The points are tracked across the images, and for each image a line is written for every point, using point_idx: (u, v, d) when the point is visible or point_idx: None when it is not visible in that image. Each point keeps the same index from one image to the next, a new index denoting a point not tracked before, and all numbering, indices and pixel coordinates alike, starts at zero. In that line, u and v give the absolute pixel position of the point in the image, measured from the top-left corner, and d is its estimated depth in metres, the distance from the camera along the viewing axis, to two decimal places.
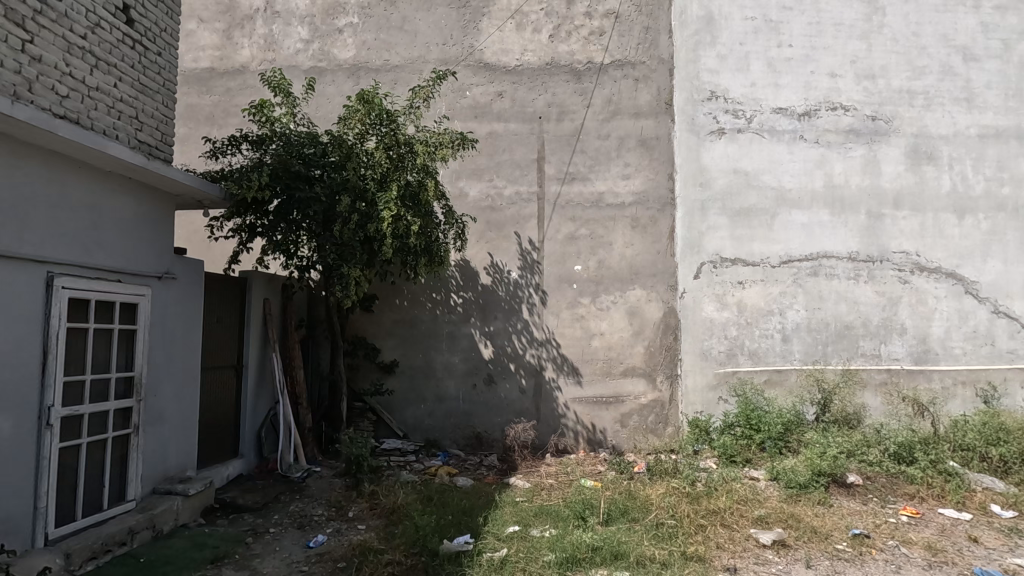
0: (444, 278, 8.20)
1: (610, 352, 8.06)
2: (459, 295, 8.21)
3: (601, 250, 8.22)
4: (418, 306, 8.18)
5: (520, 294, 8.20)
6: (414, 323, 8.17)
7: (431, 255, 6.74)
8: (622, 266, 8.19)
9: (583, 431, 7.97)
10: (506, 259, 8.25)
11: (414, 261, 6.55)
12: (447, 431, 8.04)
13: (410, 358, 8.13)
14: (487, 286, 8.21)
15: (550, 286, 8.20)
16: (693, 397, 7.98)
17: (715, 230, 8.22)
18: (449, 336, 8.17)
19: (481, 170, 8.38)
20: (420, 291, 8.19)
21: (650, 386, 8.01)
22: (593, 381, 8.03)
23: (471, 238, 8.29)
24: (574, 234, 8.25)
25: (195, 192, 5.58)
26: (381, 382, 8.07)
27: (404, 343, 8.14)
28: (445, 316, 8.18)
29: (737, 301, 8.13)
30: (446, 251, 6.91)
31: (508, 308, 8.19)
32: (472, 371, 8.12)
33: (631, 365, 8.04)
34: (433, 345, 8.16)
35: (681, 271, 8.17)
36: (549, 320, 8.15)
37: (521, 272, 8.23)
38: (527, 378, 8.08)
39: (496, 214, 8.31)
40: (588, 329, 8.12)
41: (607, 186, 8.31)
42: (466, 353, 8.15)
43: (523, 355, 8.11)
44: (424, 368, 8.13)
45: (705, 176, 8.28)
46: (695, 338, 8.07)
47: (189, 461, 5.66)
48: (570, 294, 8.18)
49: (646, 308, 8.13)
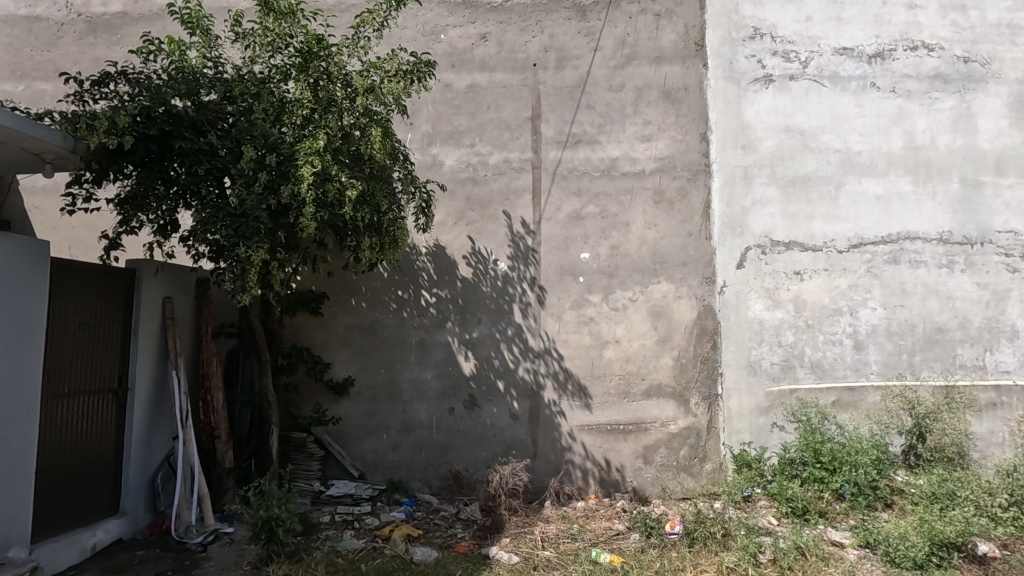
0: (413, 271, 6.40)
1: (628, 366, 6.17)
2: (433, 292, 6.39)
3: (615, 232, 6.35)
4: (381, 308, 6.37)
5: (510, 291, 6.36)
6: (374, 329, 6.35)
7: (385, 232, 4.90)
8: (642, 253, 6.31)
9: (594, 471, 6.06)
10: (492, 245, 6.41)
11: (354, 243, 4.69)
12: (417, 470, 6.19)
13: (370, 374, 6.31)
14: (468, 281, 6.39)
15: (550, 279, 6.35)
16: (738, 423, 6.05)
17: (763, 206, 6.33)
18: (420, 346, 6.34)
19: (460, 133, 6.57)
20: (382, 288, 6.38)
21: (682, 410, 6.09)
22: (606, 403, 6.13)
23: (448, 219, 6.47)
24: (581, 212, 6.39)
25: (22, 138, 3.81)
26: (332, 406, 6.24)
27: (362, 355, 6.33)
28: (415, 320, 6.37)
29: (793, 296, 6.20)
30: (403, 228, 5.07)
31: (495, 308, 6.34)
32: (448, 391, 6.27)
33: (656, 381, 6.14)
34: (399, 358, 6.33)
35: (719, 259, 6.27)
36: (549, 324, 6.29)
37: (512, 263, 6.39)
38: (520, 399, 6.21)
39: (480, 189, 6.48)
40: (599, 336, 6.23)
41: (622, 150, 6.44)
42: (441, 368, 6.31)
43: (515, 370, 6.25)
44: (389, 386, 6.30)
45: (747, 136, 6.40)
46: (740, 346, 6.15)
47: (11, 534, 3.87)
48: (575, 290, 6.31)
49: (675, 308, 6.22)
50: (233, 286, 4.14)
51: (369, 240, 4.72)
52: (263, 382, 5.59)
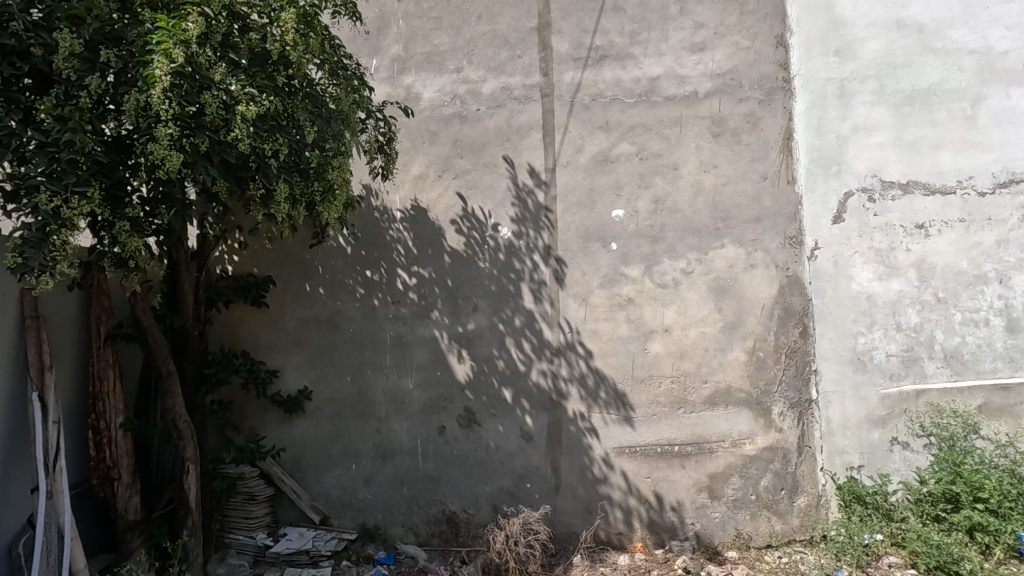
0: (386, 243, 4.79)
1: (683, 364, 4.44)
2: (412, 272, 4.74)
3: (659, 180, 4.58)
4: (343, 294, 4.78)
5: (516, 266, 4.66)
6: (335, 323, 4.77)
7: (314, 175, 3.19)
8: (698, 206, 4.54)
9: (640, 510, 4.39)
10: (491, 204, 4.72)
11: (260, 191, 2.99)
12: (397, 511, 4.59)
13: (332, 383, 4.73)
14: (459, 255, 4.72)
15: (570, 247, 4.63)
16: (842, 439, 4.30)
17: (869, 133, 4.48)
18: (398, 344, 4.71)
19: (441, 54, 4.85)
20: (344, 268, 4.79)
21: (761, 423, 4.35)
22: (654, 417, 4.43)
23: (429, 171, 4.79)
24: (610, 154, 4.64)
25: None
26: (284, 428, 4.69)
27: (320, 359, 4.75)
28: (389, 310, 4.74)
29: (916, 260, 4.34)
30: (347, 171, 3.37)
31: (497, 290, 4.67)
32: (437, 404, 4.63)
33: (723, 384, 4.41)
34: (369, 361, 4.72)
35: (809, 211, 4.49)
36: (571, 310, 4.59)
37: (517, 228, 4.69)
38: (534, 414, 4.54)
39: (471, 129, 4.78)
40: (642, 324, 4.50)
41: (664, 65, 4.63)
42: (426, 374, 4.67)
43: (527, 375, 4.57)
44: (358, 400, 4.70)
45: (842, 37, 4.52)
46: (842, 332, 4.37)
47: None
48: (606, 262, 4.58)
49: (746, 281, 4.45)
50: (23, 260, 2.49)
51: (285, 186, 3.01)
52: (169, 405, 3.87)
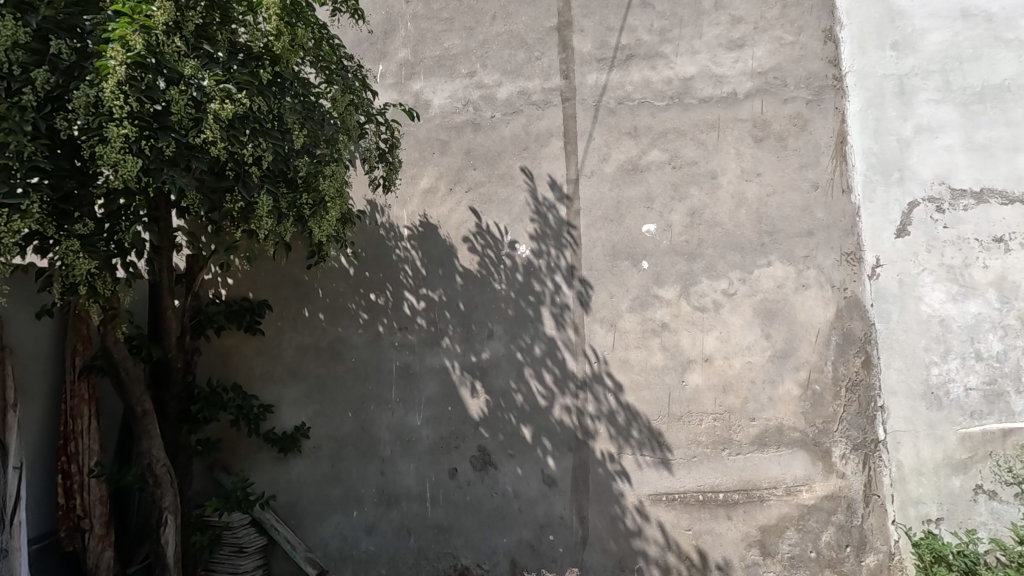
0: (392, 264, 4.36)
1: (727, 399, 3.91)
2: (421, 295, 4.29)
3: (695, 191, 4.10)
4: (345, 319, 4.34)
5: (536, 287, 4.19)
6: (336, 351, 4.33)
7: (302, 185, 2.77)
8: (740, 219, 4.03)
9: (681, 568, 3.83)
10: (507, 219, 4.27)
11: (239, 203, 2.57)
12: (403, 565, 4.08)
13: (332, 419, 4.27)
14: (472, 276, 4.26)
15: (596, 267, 4.15)
16: (916, 487, 3.68)
17: (933, 134, 3.90)
18: (404, 375, 4.24)
19: (452, 58, 4.46)
20: (346, 291, 4.37)
21: (820, 468, 3.78)
22: (694, 460, 3.89)
23: (440, 184, 4.37)
24: (640, 163, 4.17)
25: None
26: (279, 468, 4.23)
27: (319, 393, 4.30)
28: (394, 337, 4.28)
29: (996, 278, 3.70)
30: (343, 181, 2.91)
31: (514, 315, 4.19)
32: (448, 444, 4.13)
33: (774, 422, 3.86)
34: (373, 394, 4.25)
35: (867, 223, 3.94)
36: (597, 337, 4.09)
37: (536, 246, 4.23)
38: (557, 455, 4.03)
39: (485, 138, 4.35)
40: (678, 352, 3.99)
41: (698, 64, 4.18)
42: (436, 408, 4.18)
43: (548, 411, 4.08)
44: (360, 438, 4.22)
45: (899, 28, 4.00)
46: (911, 362, 3.77)
47: None
48: (636, 282, 4.08)
49: (798, 304, 3.92)
50: None
51: (267, 197, 2.59)
52: (144, 450, 3.38)
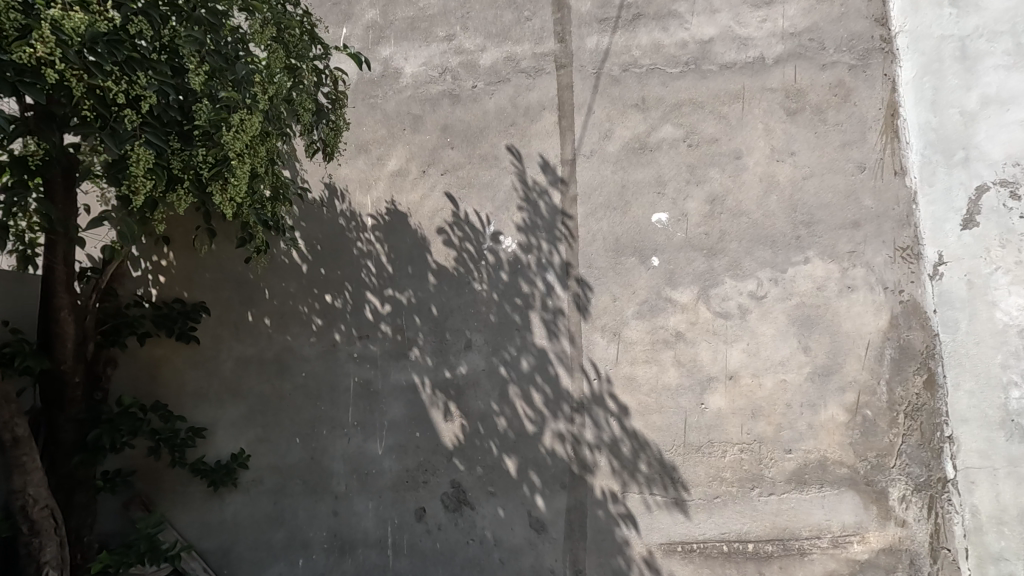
0: (353, 259, 3.65)
1: (756, 426, 3.18)
2: (386, 297, 3.58)
3: (715, 173, 3.40)
4: (295, 326, 3.63)
5: (524, 289, 3.48)
6: (284, 364, 3.61)
7: (201, 138, 2.10)
8: (771, 208, 3.34)
9: None
10: (491, 207, 3.58)
11: (105, 157, 1.91)
12: None
13: (277, 446, 3.53)
14: (448, 275, 3.55)
15: (596, 264, 3.44)
16: (998, 541, 2.84)
17: (1007, 105, 2.96)
18: (364, 393, 3.52)
19: (427, 19, 3.77)
20: (298, 292, 3.66)
21: (874, 513, 3.05)
22: (716, 502, 3.15)
23: (410, 166, 3.68)
24: (649, 141, 3.48)
25: None
26: (210, 506, 3.48)
27: (261, 414, 3.58)
28: (353, 348, 3.56)
29: None
30: (257, 139, 2.22)
31: (497, 322, 3.48)
32: (415, 479, 3.41)
33: (815, 455, 3.12)
34: (325, 417, 3.52)
35: (928, 212, 3.18)
36: (597, 349, 3.37)
37: (524, 239, 3.52)
38: (548, 494, 3.30)
39: (465, 112, 3.66)
40: (696, 368, 3.27)
41: (720, 23, 3.46)
42: (401, 435, 3.45)
43: (537, 439, 3.35)
44: (309, 470, 3.49)
45: None
46: (987, 383, 2.92)
47: None
48: (645, 283, 3.37)
49: (843, 310, 3.20)
50: None
51: (145, 150, 1.93)
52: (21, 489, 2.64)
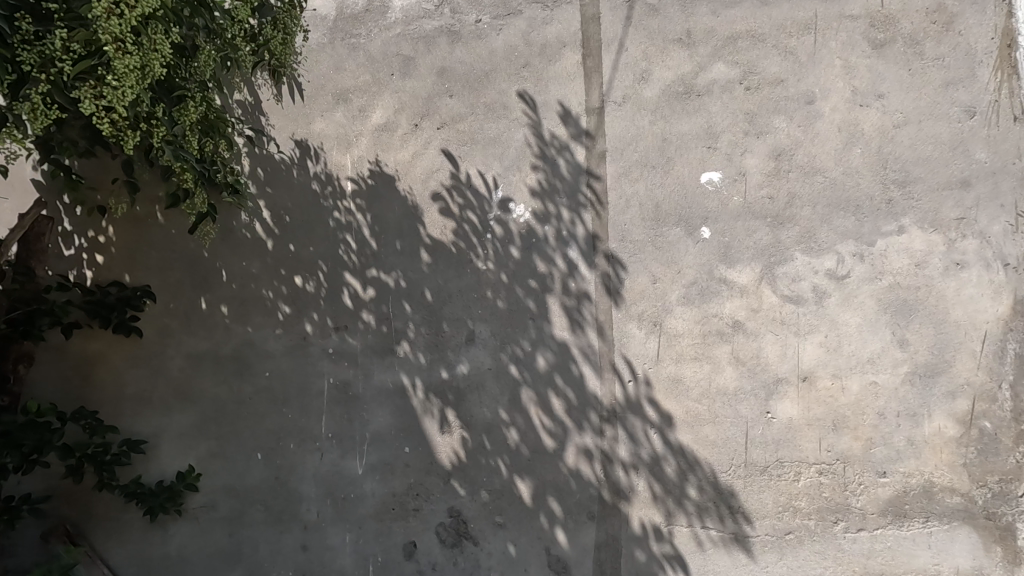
0: (329, 232, 2.97)
1: (839, 442, 2.48)
2: (369, 278, 2.90)
3: (781, 122, 2.70)
4: (257, 315, 2.95)
5: (540, 269, 2.79)
6: (244, 362, 2.92)
7: (66, 20, 1.64)
8: (853, 164, 2.63)
9: None
10: (498, 167, 2.89)
11: None
12: None
13: (234, 463, 2.85)
14: (444, 252, 2.87)
15: (631, 237, 2.75)
16: None
17: None
18: (341, 398, 2.83)
19: None
20: (262, 272, 2.98)
21: (996, 555, 2.35)
22: (788, 540, 2.47)
23: (398, 118, 2.98)
24: (696, 84, 2.77)
25: None
26: (150, 538, 2.80)
27: (215, 423, 2.89)
28: (328, 342, 2.88)
29: None
30: (152, 29, 1.76)
31: (507, 310, 2.79)
32: (403, 505, 2.72)
33: (917, 479, 2.43)
34: (293, 426, 2.84)
35: None
36: (633, 344, 2.68)
37: (540, 207, 2.83)
38: (571, 526, 2.62)
39: (465, 51, 2.95)
40: (760, 368, 2.57)
41: None
42: (385, 450, 2.77)
43: (557, 457, 2.66)
44: (273, 494, 2.80)
45: None
46: None
47: None
48: (693, 261, 2.68)
49: (950, 293, 2.49)
50: None
51: None
52: None
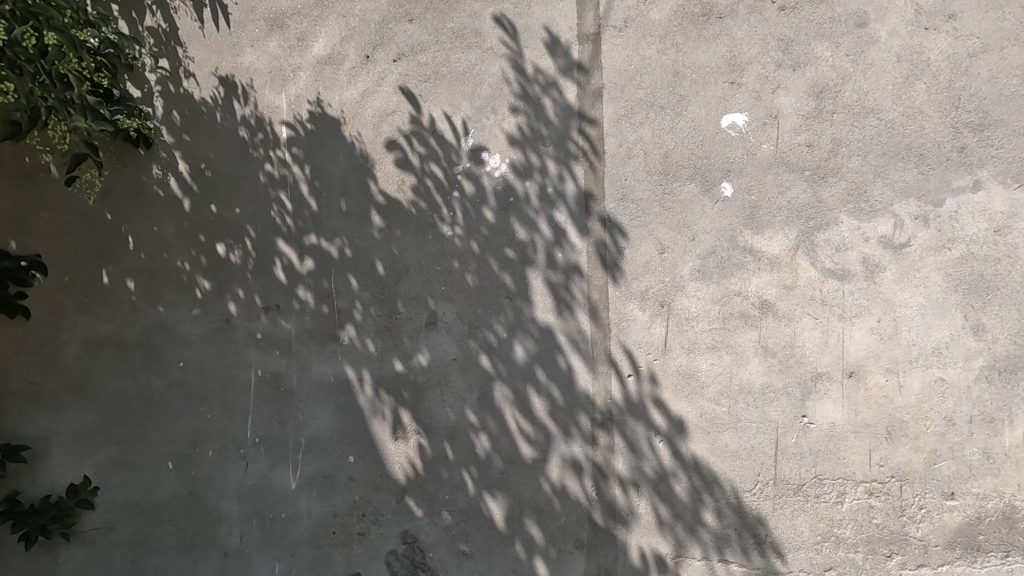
0: (259, 189, 2.40)
1: (895, 455, 1.96)
2: (307, 246, 2.34)
3: (824, 50, 2.12)
4: (170, 291, 2.38)
5: (518, 236, 2.23)
6: (154, 350, 2.36)
7: None
8: (915, 103, 2.07)
9: None
10: (469, 109, 2.31)
11: None
12: None
13: (138, 474, 2.30)
14: (401, 214, 2.30)
15: (633, 195, 2.19)
16: None
17: None
18: (271, 394, 2.29)
19: None
20: (177, 239, 2.41)
21: None
22: None
23: (345, 48, 2.40)
24: (717, 2, 2.19)
25: None
26: (35, 568, 2.25)
27: (116, 425, 2.33)
28: (256, 325, 2.33)
29: None
30: None
31: (477, 287, 2.23)
32: (347, 528, 2.19)
33: (995, 504, 1.90)
34: (212, 429, 2.30)
35: None
36: (635, 329, 2.13)
37: (520, 159, 2.27)
38: (555, 557, 2.09)
39: None
40: (794, 360, 2.03)
41: None
42: (324, 459, 2.23)
43: (538, 470, 2.13)
44: (186, 512, 2.26)
45: None
46: None
47: None
48: (712, 225, 2.13)
49: None
50: None
51: None
52: None
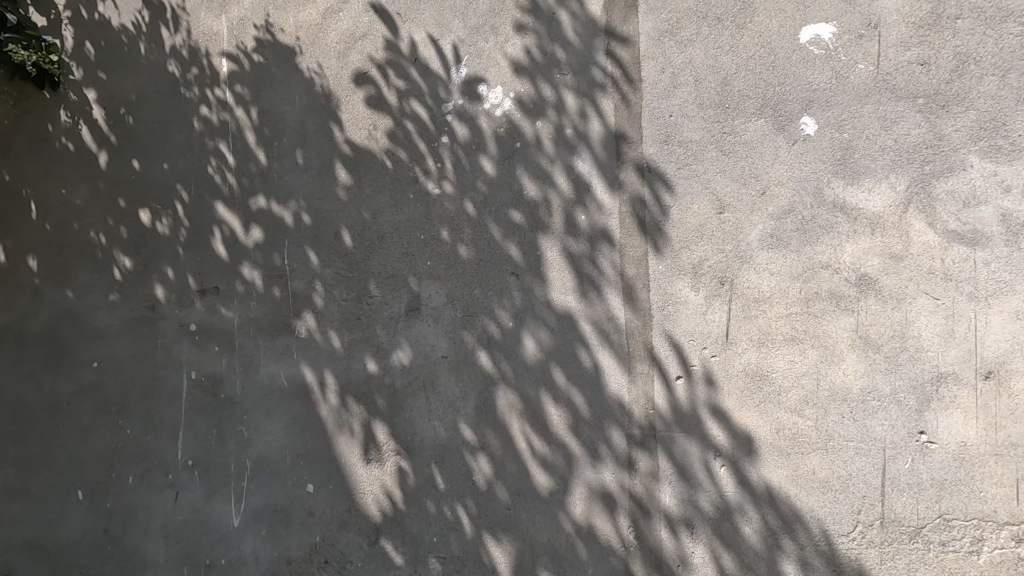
0: (193, 139, 1.86)
1: None
2: (253, 212, 1.81)
3: None
4: (82, 271, 1.85)
5: (527, 194, 1.69)
6: (60, 347, 1.82)
7: None
8: None
9: None
10: (460, 29, 1.76)
11: None
12: None
13: (39, 508, 1.77)
14: (372, 167, 1.77)
15: (681, 137, 1.64)
16: None
17: None
18: (208, 403, 1.77)
19: None
20: (90, 204, 1.87)
21: None
22: None
23: None
24: None
25: None
26: None
27: (9, 444, 1.79)
28: (189, 314, 1.80)
29: None
30: None
31: (472, 261, 1.69)
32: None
33: None
34: (134, 448, 1.78)
35: None
36: (685, 316, 1.59)
37: (528, 93, 1.72)
38: None
39: None
40: (907, 356, 1.48)
41: None
42: (275, 488, 1.71)
43: (555, 504, 1.60)
44: (100, 557, 1.75)
45: None
46: None
47: None
48: (788, 173, 1.57)
49: None
50: None
51: None
52: None
